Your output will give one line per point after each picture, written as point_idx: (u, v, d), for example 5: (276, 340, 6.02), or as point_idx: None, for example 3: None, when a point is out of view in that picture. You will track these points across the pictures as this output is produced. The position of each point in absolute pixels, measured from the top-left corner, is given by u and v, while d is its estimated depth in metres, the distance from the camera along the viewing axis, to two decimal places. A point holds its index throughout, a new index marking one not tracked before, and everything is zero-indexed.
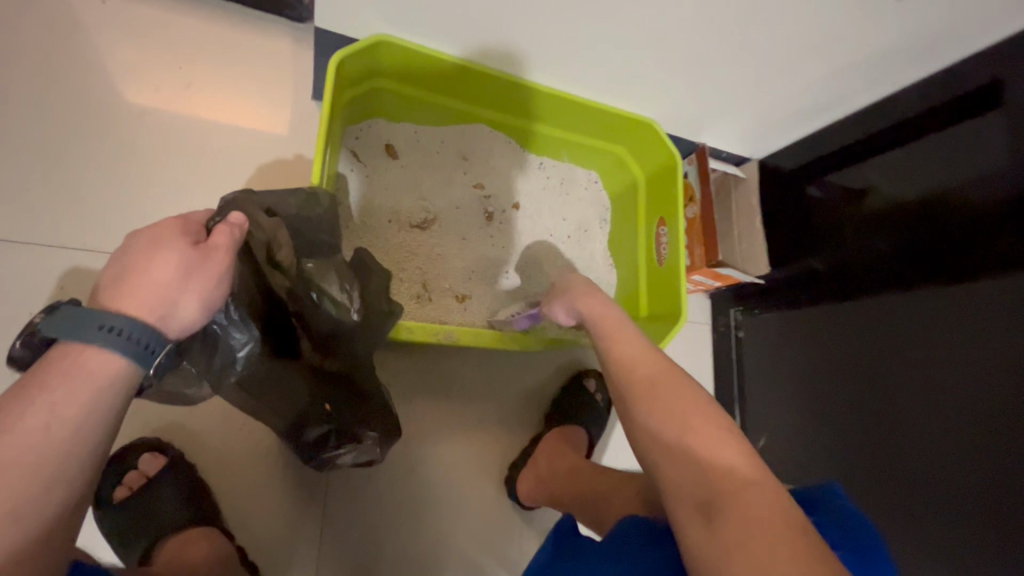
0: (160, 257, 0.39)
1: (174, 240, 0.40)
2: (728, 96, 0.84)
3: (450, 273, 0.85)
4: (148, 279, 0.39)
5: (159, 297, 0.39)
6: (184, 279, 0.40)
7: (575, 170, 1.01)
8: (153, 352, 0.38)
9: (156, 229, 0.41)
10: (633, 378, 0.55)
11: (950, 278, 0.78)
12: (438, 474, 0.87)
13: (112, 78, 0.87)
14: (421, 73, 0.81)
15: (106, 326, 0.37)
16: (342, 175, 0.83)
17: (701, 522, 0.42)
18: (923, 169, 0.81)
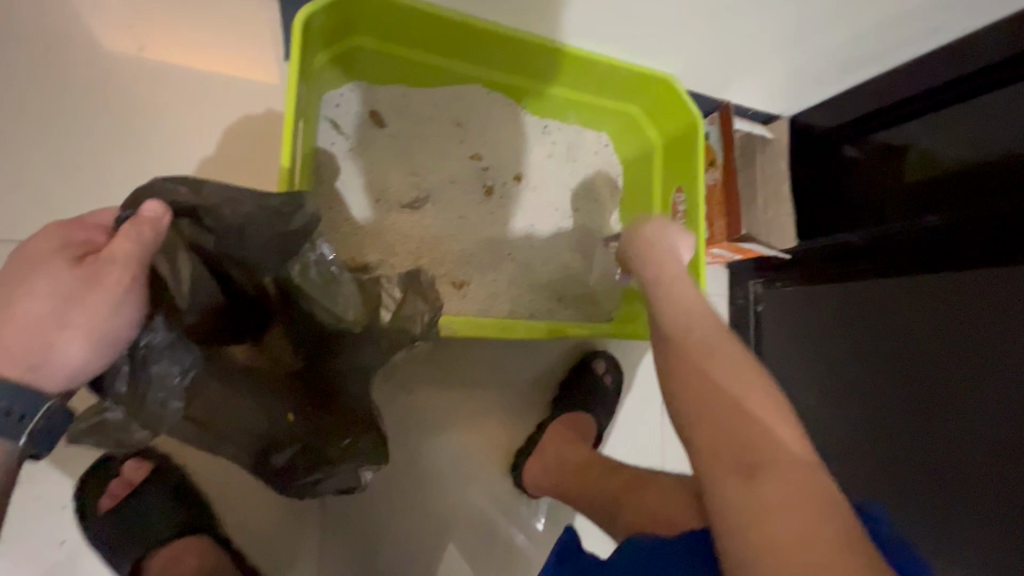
0: (38, 288, 0.40)
1: (53, 264, 0.41)
2: (760, 46, 0.73)
3: (447, 258, 0.77)
4: (23, 314, 0.40)
5: (37, 338, 0.40)
6: (62, 314, 0.40)
7: (584, 133, 0.90)
8: (26, 421, 0.40)
9: (40, 250, 0.41)
10: (685, 346, 0.50)
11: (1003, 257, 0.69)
12: (439, 465, 0.84)
13: (55, 44, 0.77)
14: (405, 27, 0.70)
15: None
16: (322, 150, 0.74)
17: (740, 480, 0.40)
18: (986, 127, 0.72)
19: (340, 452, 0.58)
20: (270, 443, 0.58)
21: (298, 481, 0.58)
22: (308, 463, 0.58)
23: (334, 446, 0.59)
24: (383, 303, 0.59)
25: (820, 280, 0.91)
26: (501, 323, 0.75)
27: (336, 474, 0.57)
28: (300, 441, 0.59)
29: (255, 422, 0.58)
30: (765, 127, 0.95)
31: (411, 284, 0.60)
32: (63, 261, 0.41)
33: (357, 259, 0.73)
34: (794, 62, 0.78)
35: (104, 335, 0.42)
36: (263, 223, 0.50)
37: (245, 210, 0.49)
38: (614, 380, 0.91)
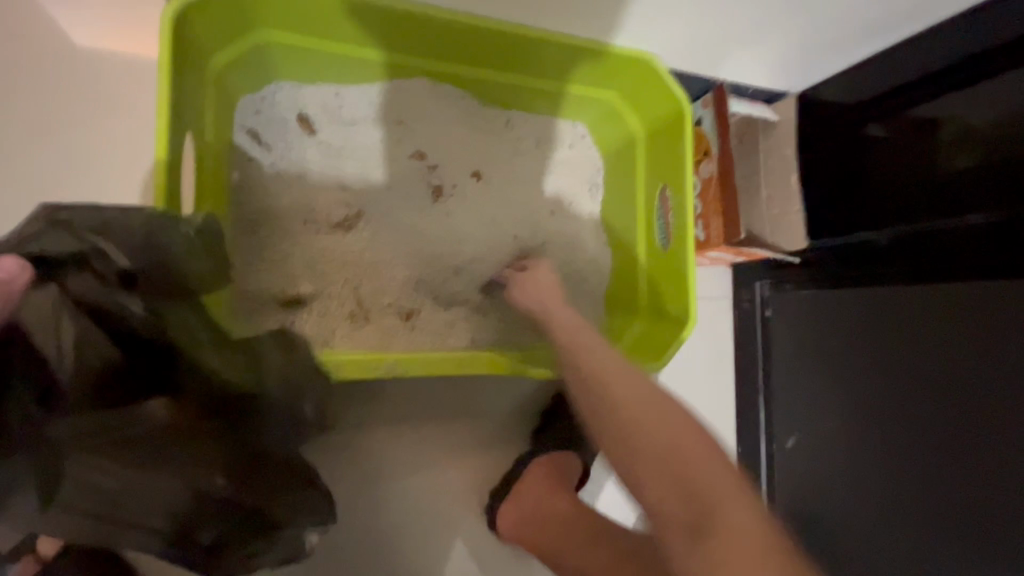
0: None
1: None
2: (751, 11, 0.61)
3: (391, 284, 0.67)
4: None
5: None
6: None
7: (554, 125, 0.78)
8: None
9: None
10: (608, 391, 0.47)
11: None
12: (402, 515, 0.75)
13: None
14: (322, 10, 0.59)
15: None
16: (240, 166, 0.64)
17: (687, 539, 0.35)
18: None
19: (284, 516, 0.56)
20: (193, 522, 0.50)
21: (235, 553, 0.55)
22: (246, 532, 0.55)
23: (276, 508, 0.56)
24: (264, 367, 0.52)
25: (837, 283, 0.79)
26: (450, 356, 0.64)
27: (280, 539, 0.57)
28: (230, 509, 0.52)
29: (168, 499, 0.47)
30: (768, 107, 0.82)
31: (286, 348, 0.55)
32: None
33: (287, 292, 0.64)
34: (798, 28, 0.65)
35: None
36: (156, 246, 0.45)
37: (126, 240, 0.44)
38: None
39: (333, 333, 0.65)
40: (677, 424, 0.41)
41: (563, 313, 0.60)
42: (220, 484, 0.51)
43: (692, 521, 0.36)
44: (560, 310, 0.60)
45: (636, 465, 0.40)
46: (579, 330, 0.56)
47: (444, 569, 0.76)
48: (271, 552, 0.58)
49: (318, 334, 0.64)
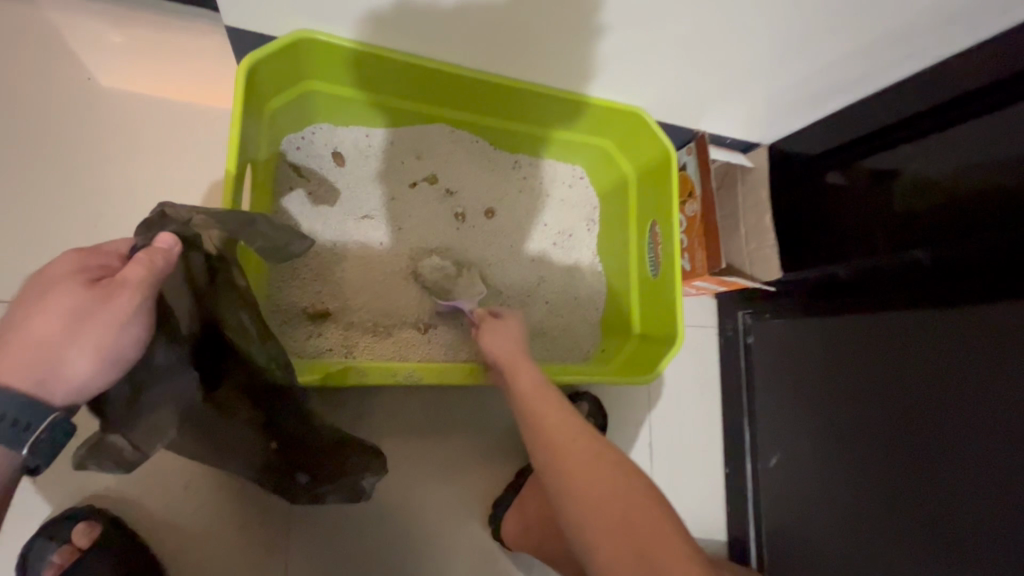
0: (49, 304, 0.38)
1: (70, 282, 0.39)
2: (723, 81, 0.71)
3: (410, 301, 0.75)
4: (28, 336, 0.37)
5: (42, 354, 0.37)
6: (73, 331, 0.38)
7: (556, 167, 0.88)
8: (30, 430, 0.36)
9: (54, 275, 0.39)
10: (569, 461, 0.52)
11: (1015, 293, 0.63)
12: (410, 522, 0.79)
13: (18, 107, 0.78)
14: (360, 68, 0.69)
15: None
16: (281, 194, 0.73)
17: None
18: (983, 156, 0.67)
19: (339, 466, 0.63)
20: (269, 470, 0.62)
21: (316, 494, 0.63)
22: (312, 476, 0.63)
23: (332, 458, 0.63)
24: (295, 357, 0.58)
25: (809, 312, 0.87)
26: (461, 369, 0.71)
27: (342, 485, 0.63)
28: (295, 459, 0.62)
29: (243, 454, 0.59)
30: (745, 155, 0.93)
31: None
32: (78, 283, 0.39)
33: (317, 305, 0.71)
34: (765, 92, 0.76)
35: (113, 350, 0.39)
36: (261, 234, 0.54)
37: (208, 217, 0.49)
38: (596, 421, 0.88)
39: (356, 342, 0.72)
40: (635, 496, 0.49)
41: (525, 371, 0.63)
42: (271, 446, 0.60)
43: None
44: (522, 363, 0.64)
45: (599, 536, 0.47)
46: (536, 387, 0.60)
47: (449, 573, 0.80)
48: (339, 495, 0.64)
49: (343, 344, 0.71)
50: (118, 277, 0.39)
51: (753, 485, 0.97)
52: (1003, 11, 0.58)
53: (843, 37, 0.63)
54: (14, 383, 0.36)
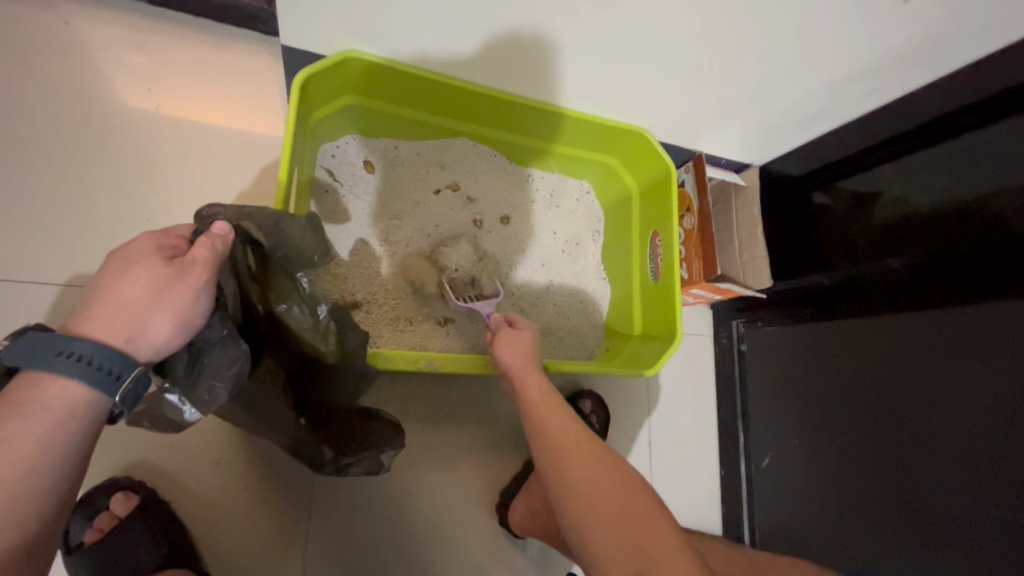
0: (132, 276, 0.41)
1: (149, 258, 0.42)
2: (719, 105, 0.80)
3: (431, 297, 0.81)
4: (115, 302, 0.40)
5: (127, 317, 0.40)
6: (155, 298, 0.41)
7: (566, 182, 0.96)
8: (120, 378, 0.39)
9: (134, 247, 0.42)
10: (569, 462, 0.56)
11: (977, 296, 0.70)
12: (424, 507, 0.84)
13: (73, 110, 0.84)
14: (395, 87, 0.76)
15: (67, 352, 0.38)
16: (317, 196, 0.79)
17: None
18: (942, 177, 0.73)
19: (371, 433, 0.70)
20: (299, 446, 0.65)
21: (343, 466, 0.67)
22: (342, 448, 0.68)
23: (363, 431, 0.69)
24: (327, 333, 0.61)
25: (797, 319, 0.94)
26: (478, 360, 0.77)
27: (369, 456, 0.69)
28: (324, 430, 0.67)
29: (279, 428, 0.63)
30: (739, 175, 1.01)
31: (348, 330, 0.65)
32: (156, 257, 0.42)
33: (347, 297, 0.77)
34: (756, 116, 0.84)
35: (185, 319, 0.43)
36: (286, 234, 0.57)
37: (255, 226, 0.54)
38: (600, 418, 0.94)
39: (381, 333, 0.78)
40: (630, 493, 0.54)
41: (531, 377, 0.67)
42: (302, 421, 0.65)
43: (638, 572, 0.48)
44: (527, 369, 0.67)
45: (597, 529, 0.51)
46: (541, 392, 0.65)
47: (459, 558, 0.84)
48: (364, 467, 0.69)
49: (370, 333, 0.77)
50: (191, 254, 0.43)
51: (746, 484, 1.03)
52: (961, 51, 0.66)
53: (824, 71, 0.72)
54: (104, 341, 0.39)
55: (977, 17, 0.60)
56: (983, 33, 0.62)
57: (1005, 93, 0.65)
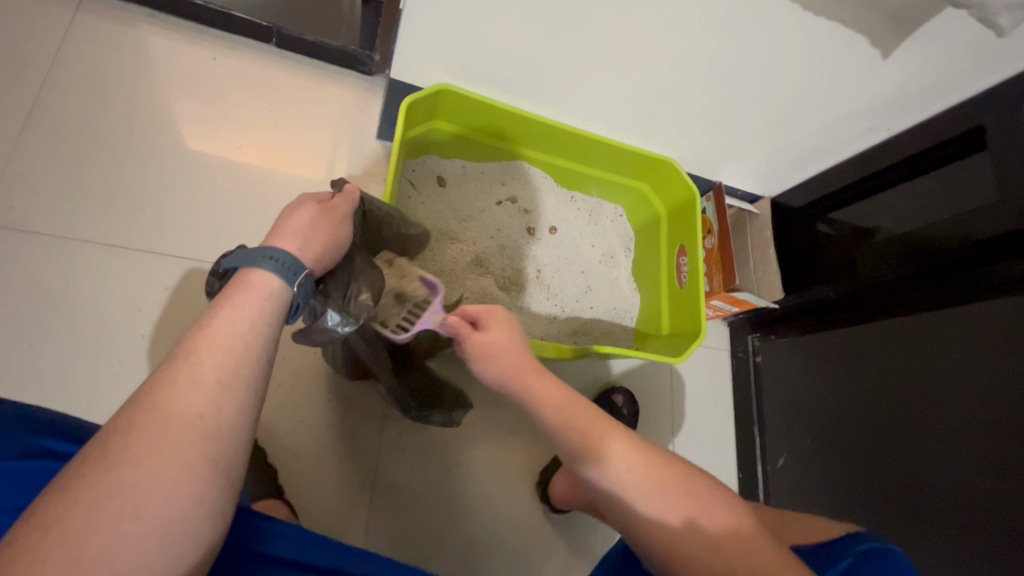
0: (299, 212, 0.55)
1: (306, 203, 0.57)
2: (738, 140, 0.96)
3: (490, 290, 0.95)
4: (291, 226, 0.54)
5: (298, 235, 0.53)
6: (314, 226, 0.55)
7: (603, 204, 1.12)
8: (296, 272, 0.50)
9: (292, 202, 0.57)
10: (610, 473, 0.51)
11: (965, 296, 0.83)
12: (474, 477, 0.93)
13: (197, 122, 1.01)
14: (473, 117, 0.94)
15: (266, 255, 0.49)
16: (401, 200, 0.95)
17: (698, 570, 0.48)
18: (931, 204, 0.88)
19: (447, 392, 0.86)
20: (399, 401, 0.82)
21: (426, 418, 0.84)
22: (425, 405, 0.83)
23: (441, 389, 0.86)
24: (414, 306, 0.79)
25: (806, 330, 1.07)
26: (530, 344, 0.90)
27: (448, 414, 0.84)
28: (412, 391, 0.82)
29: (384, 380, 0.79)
30: (753, 205, 1.16)
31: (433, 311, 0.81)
32: (311, 202, 0.57)
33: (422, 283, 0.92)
34: (769, 150, 1.00)
35: (332, 244, 0.56)
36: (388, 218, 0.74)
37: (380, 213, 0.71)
38: (631, 410, 1.05)
39: None
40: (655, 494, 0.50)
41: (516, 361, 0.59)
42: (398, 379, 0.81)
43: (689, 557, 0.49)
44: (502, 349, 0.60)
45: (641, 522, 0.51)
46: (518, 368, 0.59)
47: (503, 527, 0.93)
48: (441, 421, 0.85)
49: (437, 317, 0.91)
50: (335, 205, 0.60)
51: (764, 486, 1.11)
52: (937, 98, 0.81)
53: (824, 113, 0.87)
54: (285, 250, 0.51)
55: (945, 74, 0.75)
56: (947, 88, 0.78)
57: (971, 131, 0.80)
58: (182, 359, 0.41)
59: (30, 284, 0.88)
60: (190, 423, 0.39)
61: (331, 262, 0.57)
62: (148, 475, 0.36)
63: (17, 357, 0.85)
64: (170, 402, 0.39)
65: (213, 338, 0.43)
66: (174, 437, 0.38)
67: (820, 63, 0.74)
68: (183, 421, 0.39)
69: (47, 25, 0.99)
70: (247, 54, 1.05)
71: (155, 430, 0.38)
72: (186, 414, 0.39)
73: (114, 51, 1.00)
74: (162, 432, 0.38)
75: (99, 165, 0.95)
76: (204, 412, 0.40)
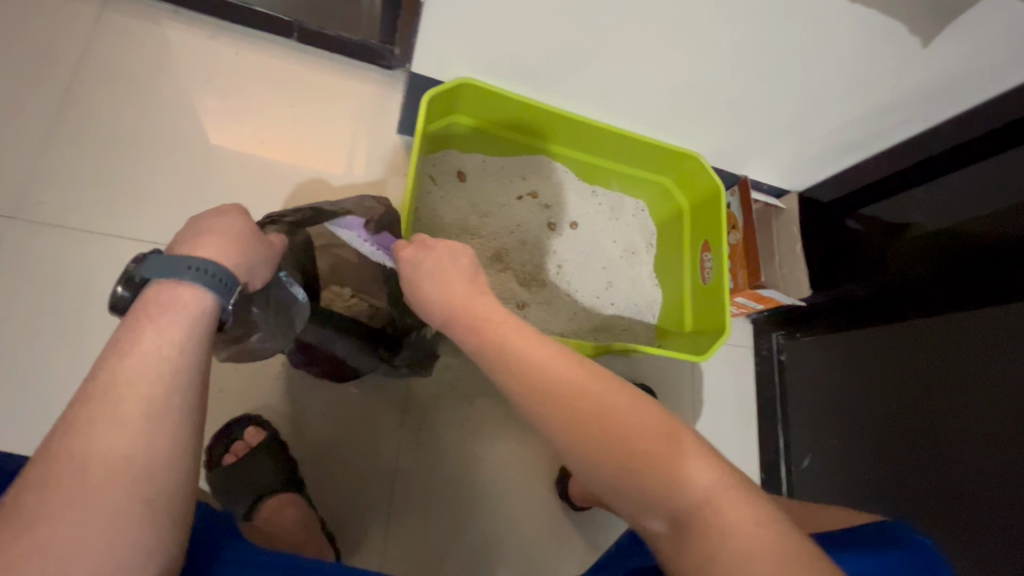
0: (220, 224, 0.54)
1: (226, 216, 0.56)
2: (764, 132, 0.93)
3: (510, 286, 0.94)
4: (211, 237, 0.52)
5: (223, 245, 0.52)
6: (240, 237, 0.54)
7: (625, 199, 1.10)
8: (227, 284, 0.50)
9: (210, 213, 0.56)
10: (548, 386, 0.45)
11: (1003, 297, 0.78)
12: (491, 473, 0.93)
13: (221, 116, 1.02)
14: (493, 112, 0.93)
15: (191, 266, 0.48)
16: (421, 194, 0.95)
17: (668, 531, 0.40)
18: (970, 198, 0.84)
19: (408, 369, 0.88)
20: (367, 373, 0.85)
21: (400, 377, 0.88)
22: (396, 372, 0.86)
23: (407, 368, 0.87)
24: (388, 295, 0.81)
25: (832, 328, 1.04)
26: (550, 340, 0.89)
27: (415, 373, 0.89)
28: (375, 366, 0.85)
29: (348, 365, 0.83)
30: (779, 200, 1.13)
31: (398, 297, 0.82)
32: (233, 215, 0.56)
33: None
34: (796, 144, 0.97)
35: (256, 258, 0.56)
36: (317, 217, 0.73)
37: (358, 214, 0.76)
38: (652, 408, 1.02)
39: None
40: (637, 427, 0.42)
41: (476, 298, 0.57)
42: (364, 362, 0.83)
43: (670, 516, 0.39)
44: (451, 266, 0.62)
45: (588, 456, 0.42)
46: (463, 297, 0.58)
47: (521, 524, 0.92)
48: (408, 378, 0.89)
49: None
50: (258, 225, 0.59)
51: (787, 487, 1.09)
52: (977, 88, 0.77)
53: (854, 104, 0.84)
54: (209, 259, 0.50)
55: (987, 63, 0.71)
56: (990, 77, 0.74)
57: (1015, 122, 0.76)
58: (101, 393, 0.40)
59: (61, 276, 0.90)
60: (118, 462, 0.39)
61: (259, 272, 0.56)
62: (76, 519, 0.36)
63: (51, 347, 0.88)
64: (87, 445, 0.38)
65: (132, 366, 0.42)
66: (95, 481, 0.37)
67: (851, 51, 0.71)
68: (106, 463, 0.38)
69: (77, 21, 1.00)
70: (269, 49, 1.06)
71: (73, 478, 0.37)
72: (110, 457, 0.39)
73: (141, 47, 1.02)
74: (82, 478, 0.37)
75: (126, 159, 0.97)
76: (130, 451, 0.39)
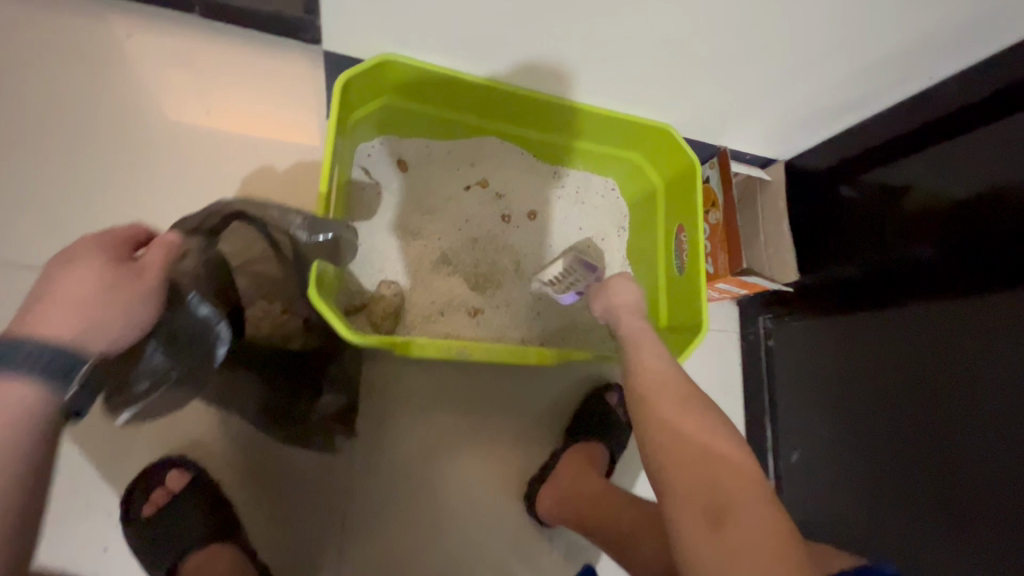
0: (76, 273, 0.45)
1: (89, 258, 0.46)
2: (745, 97, 0.81)
3: (460, 291, 0.84)
4: (62, 299, 0.44)
5: (78, 311, 0.44)
6: (102, 291, 0.45)
7: (592, 178, 0.98)
8: (68, 372, 0.42)
9: (69, 253, 0.46)
10: (652, 387, 0.63)
11: (1012, 281, 0.69)
12: (454, 492, 0.86)
13: (132, 114, 0.92)
14: (429, 91, 0.81)
15: (17, 353, 0.40)
16: (355, 192, 0.85)
17: (710, 527, 0.51)
18: (973, 163, 0.72)
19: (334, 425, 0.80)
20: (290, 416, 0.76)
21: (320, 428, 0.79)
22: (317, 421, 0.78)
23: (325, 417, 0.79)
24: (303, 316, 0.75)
25: (821, 313, 0.94)
26: (507, 348, 0.79)
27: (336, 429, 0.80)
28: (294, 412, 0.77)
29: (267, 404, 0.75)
30: (764, 170, 1.02)
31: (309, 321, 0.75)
32: (98, 258, 0.47)
33: (382, 287, 0.81)
34: (782, 108, 0.84)
35: (130, 317, 0.47)
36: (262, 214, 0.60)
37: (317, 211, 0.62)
38: (626, 411, 0.93)
39: (414, 323, 0.82)
40: (737, 472, 0.54)
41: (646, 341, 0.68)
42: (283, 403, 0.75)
43: (717, 515, 0.51)
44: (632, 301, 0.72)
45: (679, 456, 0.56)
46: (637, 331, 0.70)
47: (490, 543, 0.86)
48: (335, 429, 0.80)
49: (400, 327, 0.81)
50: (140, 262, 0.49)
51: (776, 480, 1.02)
52: (990, 33, 0.66)
53: (848, 61, 0.72)
54: (46, 336, 0.42)
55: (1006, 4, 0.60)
56: (1010, 19, 0.63)
57: None
58: None
59: None
60: None
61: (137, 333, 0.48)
62: None
63: None
64: None
65: None
66: None
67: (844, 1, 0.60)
68: None
69: None
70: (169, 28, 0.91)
71: None
72: None
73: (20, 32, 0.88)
74: None
75: (31, 171, 0.88)
76: None
